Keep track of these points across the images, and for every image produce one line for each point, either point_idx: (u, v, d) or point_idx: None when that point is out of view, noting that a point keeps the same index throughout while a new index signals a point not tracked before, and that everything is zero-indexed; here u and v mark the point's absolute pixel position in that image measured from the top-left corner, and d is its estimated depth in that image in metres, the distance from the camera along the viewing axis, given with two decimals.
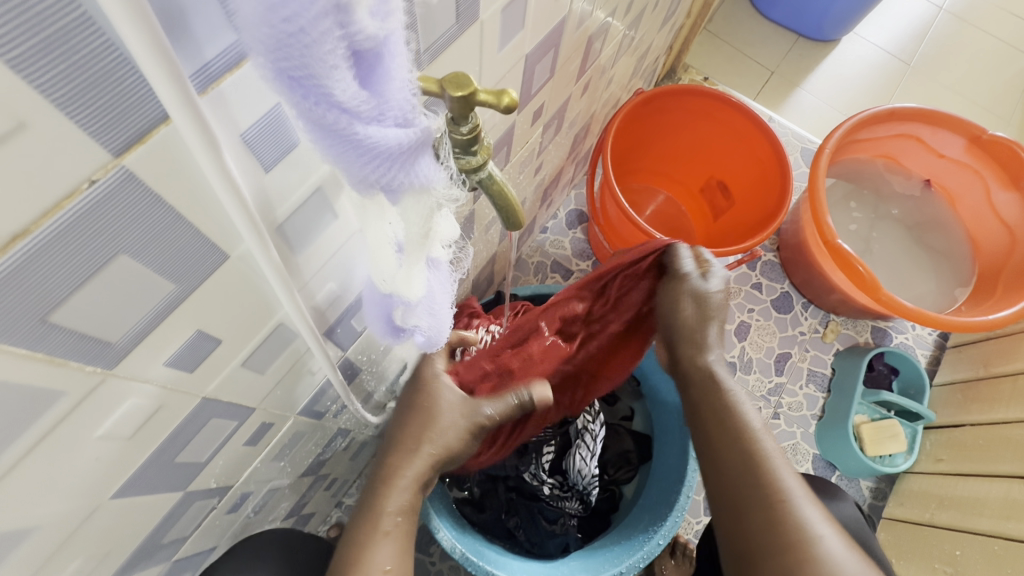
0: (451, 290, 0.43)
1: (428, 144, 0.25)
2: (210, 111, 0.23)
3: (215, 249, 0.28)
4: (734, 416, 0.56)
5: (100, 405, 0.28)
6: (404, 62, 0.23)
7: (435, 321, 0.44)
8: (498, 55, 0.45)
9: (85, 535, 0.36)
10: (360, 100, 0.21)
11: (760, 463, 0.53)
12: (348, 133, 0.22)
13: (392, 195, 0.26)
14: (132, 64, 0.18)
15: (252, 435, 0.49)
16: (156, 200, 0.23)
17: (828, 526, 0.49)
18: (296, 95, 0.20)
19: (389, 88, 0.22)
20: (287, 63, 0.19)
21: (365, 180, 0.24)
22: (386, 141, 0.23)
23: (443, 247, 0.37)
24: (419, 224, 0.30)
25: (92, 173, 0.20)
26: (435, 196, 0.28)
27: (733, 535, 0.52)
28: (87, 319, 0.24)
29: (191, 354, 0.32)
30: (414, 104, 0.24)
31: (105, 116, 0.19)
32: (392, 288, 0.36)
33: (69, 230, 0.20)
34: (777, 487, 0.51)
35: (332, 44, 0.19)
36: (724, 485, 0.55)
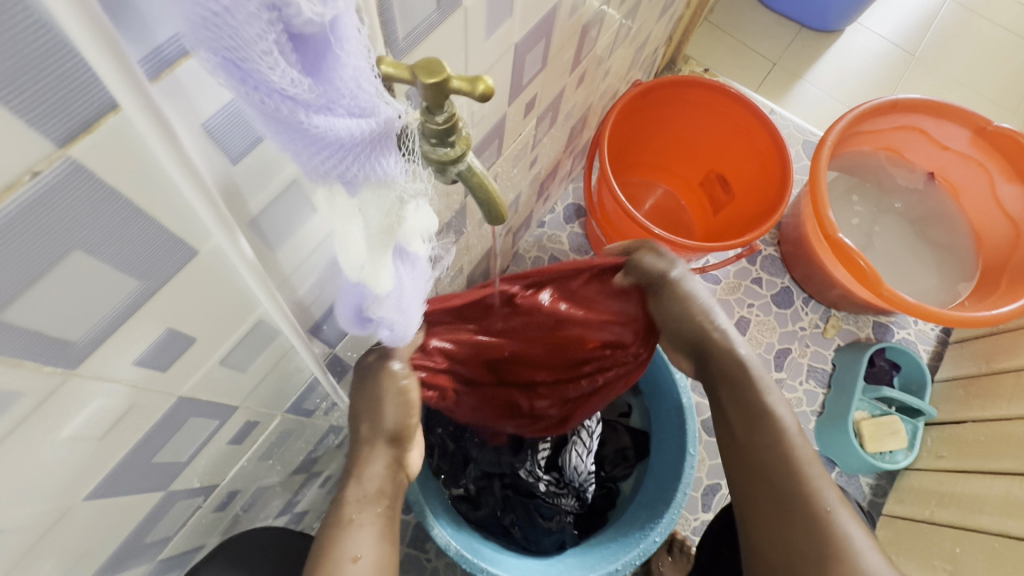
0: (423, 288, 0.42)
1: (384, 132, 0.26)
2: (165, 99, 0.21)
3: (182, 243, 0.27)
4: (774, 421, 0.60)
5: (65, 406, 0.27)
6: (352, 48, 0.23)
7: (406, 317, 0.43)
8: (485, 43, 0.44)
9: (58, 537, 0.35)
10: (305, 87, 0.21)
11: (802, 471, 0.57)
12: (294, 122, 0.22)
13: (349, 184, 0.27)
14: (72, 47, 0.17)
15: (236, 434, 0.48)
16: (110, 192, 0.22)
17: (859, 530, 0.56)
18: (237, 84, 0.20)
19: (336, 75, 0.23)
20: (224, 54, 0.19)
21: (316, 169, 0.25)
22: (335, 129, 0.23)
23: (420, 239, 0.37)
24: (380, 216, 0.30)
25: (35, 164, 0.19)
26: (397, 189, 0.29)
27: (773, 535, 0.58)
28: (41, 317, 0.23)
29: (162, 353, 0.31)
30: (364, 91, 0.24)
31: (45, 104, 0.18)
32: (371, 282, 0.35)
33: (13, 225, 0.19)
34: (820, 497, 0.56)
35: (267, 33, 0.19)
36: (763, 490, 0.59)
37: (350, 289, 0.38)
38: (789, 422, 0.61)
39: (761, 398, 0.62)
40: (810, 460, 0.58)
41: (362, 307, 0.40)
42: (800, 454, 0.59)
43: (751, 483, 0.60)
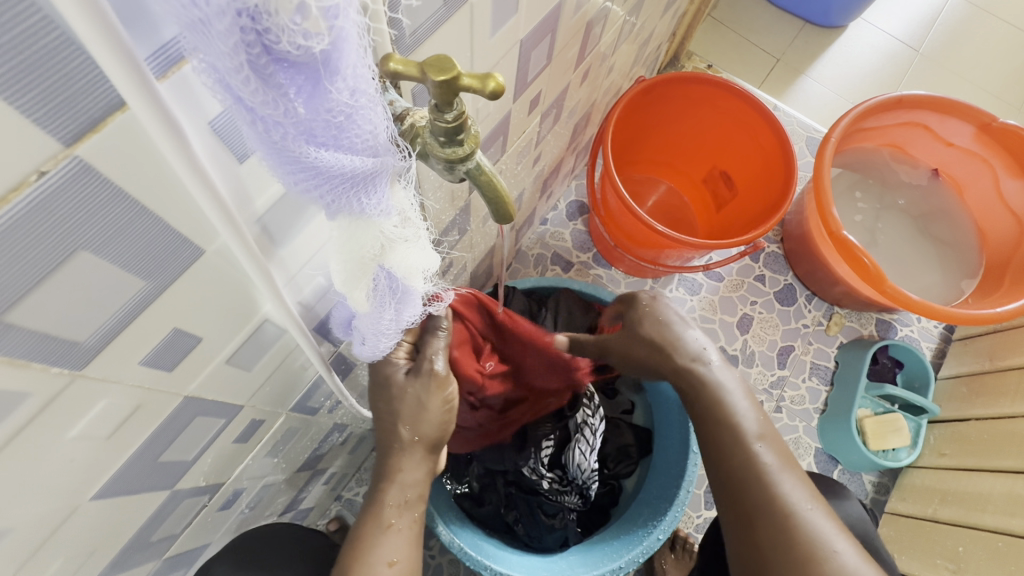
0: (405, 321, 0.42)
1: (367, 169, 0.26)
2: (173, 96, 0.21)
3: (188, 243, 0.27)
4: (734, 428, 0.59)
5: (72, 406, 0.27)
6: (347, 80, 0.22)
7: (380, 341, 0.43)
8: (489, 40, 0.43)
9: (65, 536, 0.35)
10: (284, 110, 0.21)
11: (766, 477, 0.56)
12: (272, 140, 0.22)
13: (330, 208, 0.28)
14: (78, 43, 0.17)
15: (242, 433, 0.48)
16: (117, 190, 0.22)
17: (840, 536, 0.52)
18: (219, 95, 0.20)
19: (324, 105, 0.22)
20: (203, 64, 0.19)
21: (293, 184, 0.25)
22: (313, 156, 0.24)
23: (417, 276, 0.36)
24: (355, 246, 0.31)
25: (42, 164, 0.19)
26: (378, 229, 0.30)
27: (749, 546, 0.56)
28: (47, 316, 0.23)
29: (169, 353, 0.31)
30: (350, 124, 0.24)
31: (54, 102, 0.18)
32: (349, 299, 0.35)
33: (21, 223, 0.19)
34: (783, 500, 0.54)
35: (240, 53, 0.19)
36: (732, 498, 0.58)
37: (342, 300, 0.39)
38: (752, 427, 0.59)
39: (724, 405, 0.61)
40: (774, 466, 0.57)
41: (349, 318, 0.41)
42: (763, 459, 0.57)
43: (724, 493, 0.59)
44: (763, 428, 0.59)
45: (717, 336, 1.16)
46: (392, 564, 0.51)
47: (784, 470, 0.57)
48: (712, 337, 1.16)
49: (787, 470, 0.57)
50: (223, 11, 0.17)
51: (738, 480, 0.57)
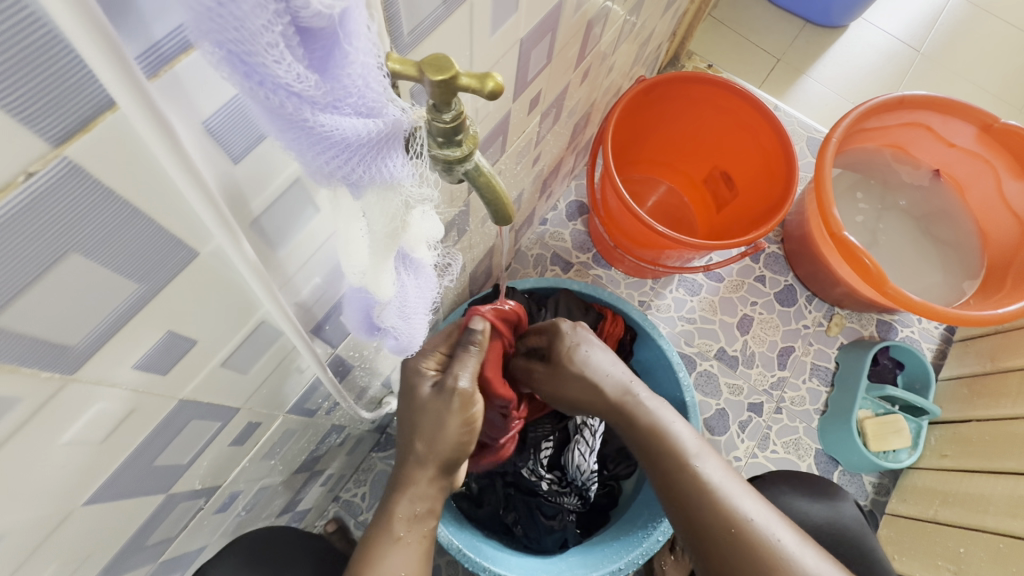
0: (429, 300, 0.42)
1: (392, 135, 0.25)
2: (165, 96, 0.21)
3: (182, 245, 0.26)
4: (673, 448, 0.58)
5: (64, 411, 0.27)
6: (363, 43, 0.22)
7: (411, 327, 0.43)
8: (489, 39, 0.43)
9: (59, 541, 0.34)
10: (310, 83, 0.21)
11: (715, 494, 0.55)
12: (299, 118, 0.22)
13: (354, 187, 0.27)
14: (66, 41, 0.17)
15: (238, 435, 0.47)
16: (109, 191, 0.21)
17: (782, 529, 0.53)
18: (241, 78, 0.19)
19: (344, 72, 0.22)
20: (226, 52, 0.18)
21: (318, 168, 0.25)
22: (340, 128, 0.23)
23: (425, 247, 0.36)
24: (384, 219, 0.30)
25: (29, 164, 0.18)
26: (402, 193, 0.28)
27: (713, 565, 0.54)
28: (37, 321, 0.22)
29: (163, 356, 0.31)
30: (371, 90, 0.23)
31: (41, 103, 0.17)
32: (373, 289, 0.35)
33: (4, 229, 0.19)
34: (733, 515, 0.53)
35: (274, 23, 0.18)
36: (685, 518, 0.56)
37: (355, 293, 0.39)
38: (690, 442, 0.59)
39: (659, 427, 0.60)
40: (719, 479, 0.56)
41: (366, 312, 0.41)
42: (706, 476, 0.56)
43: (675, 512, 0.57)
44: (701, 443, 0.59)
45: (717, 337, 1.15)
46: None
47: (729, 483, 0.56)
48: (713, 338, 1.15)
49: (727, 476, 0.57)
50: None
51: (686, 498, 0.56)
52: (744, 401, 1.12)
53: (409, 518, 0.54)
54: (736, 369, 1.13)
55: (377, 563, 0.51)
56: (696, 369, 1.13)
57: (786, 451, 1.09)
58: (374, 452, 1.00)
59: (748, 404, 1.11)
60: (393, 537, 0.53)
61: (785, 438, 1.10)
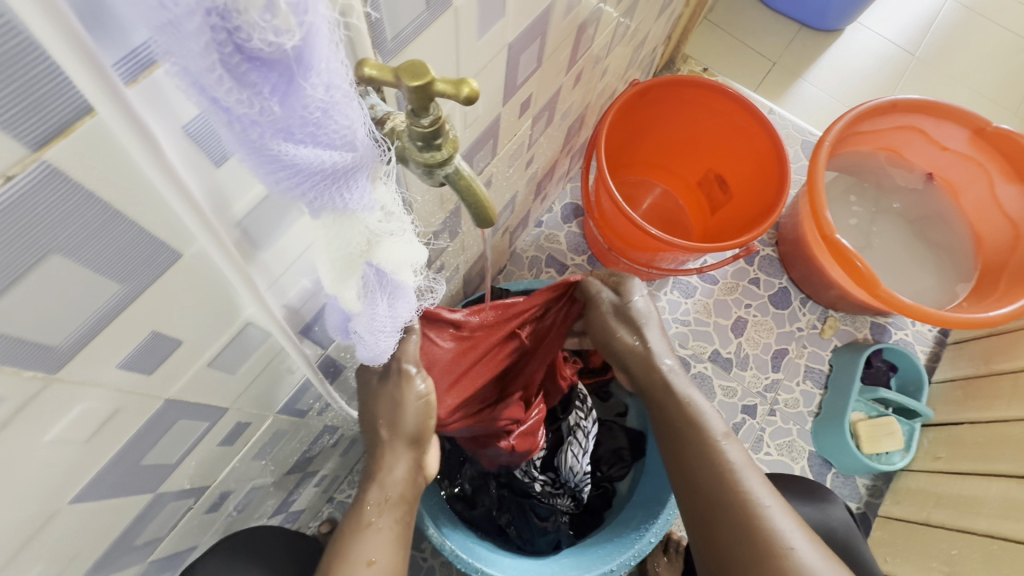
0: (402, 321, 0.41)
1: (349, 162, 0.26)
2: (143, 101, 0.21)
3: (165, 247, 0.27)
4: (701, 427, 0.60)
5: (48, 410, 0.27)
6: (321, 76, 0.22)
7: (379, 344, 0.42)
8: (476, 43, 0.43)
9: (45, 539, 0.35)
10: (260, 109, 0.21)
11: (733, 476, 0.56)
12: (250, 139, 0.22)
13: (314, 205, 0.27)
14: (42, 49, 0.17)
15: (227, 435, 0.48)
16: (89, 194, 0.22)
17: (795, 530, 0.53)
18: (193, 95, 0.20)
19: (299, 103, 0.22)
20: (175, 68, 0.19)
21: (275, 184, 0.25)
22: (293, 152, 0.23)
23: (407, 271, 0.35)
24: (343, 243, 0.31)
25: (8, 168, 0.19)
26: (363, 224, 0.30)
27: (714, 539, 0.55)
28: (19, 320, 0.23)
29: (148, 356, 0.31)
30: (328, 121, 0.23)
31: (20, 106, 0.18)
32: (339, 297, 0.35)
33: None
34: (748, 498, 0.54)
35: (212, 52, 0.18)
36: (698, 494, 0.58)
37: (333, 300, 0.39)
38: (716, 427, 0.60)
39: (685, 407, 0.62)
40: (740, 463, 0.57)
41: (344, 318, 0.41)
42: (728, 459, 0.57)
43: (689, 486, 0.59)
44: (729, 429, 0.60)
45: (712, 339, 1.16)
46: (372, 564, 0.51)
47: (748, 469, 0.57)
48: (707, 340, 1.16)
49: (749, 466, 0.57)
50: (193, 12, 0.17)
51: (703, 475, 0.57)
52: (738, 403, 1.12)
53: (380, 504, 0.54)
54: (730, 371, 1.14)
55: (350, 553, 0.51)
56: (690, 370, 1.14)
57: (780, 453, 1.09)
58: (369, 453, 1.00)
59: (742, 406, 1.12)
60: (364, 524, 0.53)
61: (779, 440, 1.10)
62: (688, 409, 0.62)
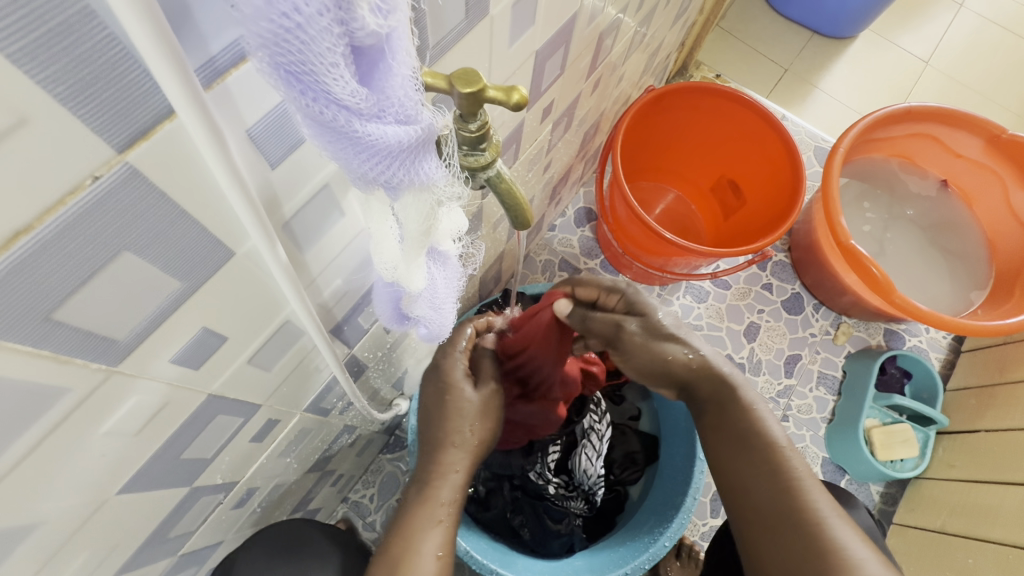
0: (457, 289, 0.43)
1: (428, 139, 0.26)
2: (215, 106, 0.22)
3: (221, 245, 0.28)
4: (761, 435, 0.58)
5: (106, 402, 0.28)
6: (406, 55, 0.23)
7: (441, 317, 0.43)
8: (507, 51, 0.44)
9: (92, 528, 0.36)
10: (362, 98, 0.22)
11: (795, 484, 0.54)
12: (350, 132, 0.23)
13: (392, 192, 0.27)
14: (135, 58, 0.18)
15: (258, 432, 0.49)
16: (162, 196, 0.23)
17: (863, 544, 0.51)
18: (295, 94, 0.21)
19: (388, 84, 0.23)
20: (287, 67, 0.19)
21: (363, 176, 0.25)
22: (384, 136, 0.24)
23: (452, 239, 0.37)
24: (419, 218, 0.30)
25: (96, 169, 0.20)
26: (436, 192, 0.29)
27: (775, 543, 0.53)
28: (90, 315, 0.24)
29: (198, 352, 0.32)
30: (413, 99, 0.24)
31: (108, 113, 0.19)
32: (406, 281, 0.36)
33: (60, 235, 0.20)
34: (811, 507, 0.53)
35: (332, 45, 0.19)
36: (754, 500, 0.56)
37: (386, 284, 0.39)
38: (780, 435, 0.58)
39: (746, 414, 0.60)
40: (803, 472, 0.55)
41: (398, 301, 0.41)
42: (789, 467, 0.56)
43: (745, 491, 0.57)
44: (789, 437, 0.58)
45: (724, 344, 1.16)
46: (439, 558, 0.51)
47: (811, 478, 0.55)
48: (720, 345, 1.16)
49: (813, 478, 0.55)
50: (322, 11, 0.18)
51: (759, 481, 0.56)
52: None
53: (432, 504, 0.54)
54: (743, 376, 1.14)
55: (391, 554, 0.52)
56: None
57: None
58: (383, 453, 1.01)
59: None
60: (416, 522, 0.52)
61: None
62: (747, 418, 0.59)
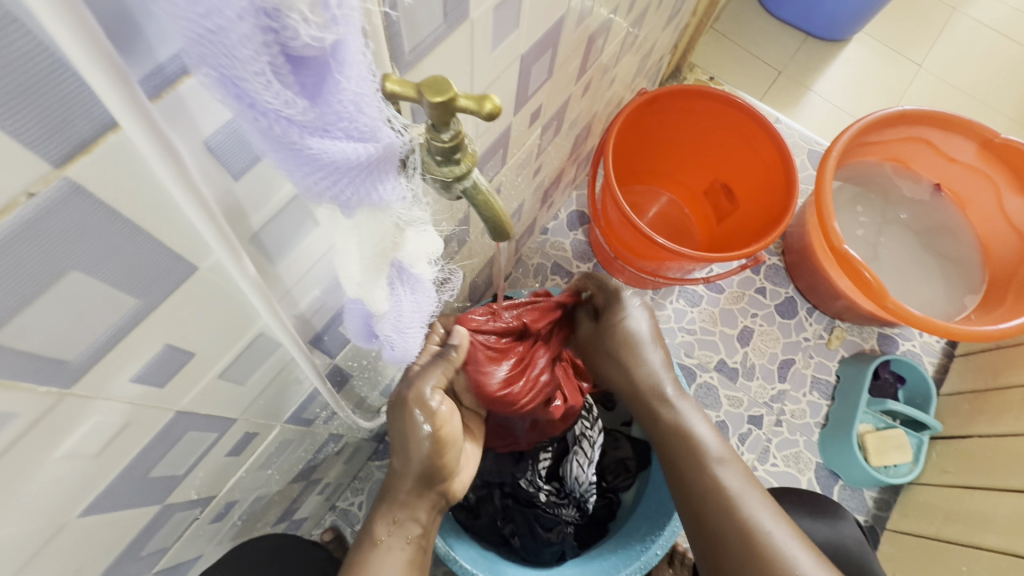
0: (426, 313, 0.41)
1: (381, 155, 0.25)
2: (165, 117, 0.21)
3: (181, 259, 0.26)
4: (699, 455, 0.67)
5: (60, 424, 0.27)
6: (355, 71, 0.22)
7: (406, 341, 0.42)
8: (490, 55, 0.43)
9: (52, 552, 0.35)
10: (300, 108, 0.21)
11: (732, 499, 0.63)
12: (289, 141, 0.22)
13: (345, 206, 0.27)
14: (68, 66, 0.17)
15: (235, 445, 0.47)
16: (109, 211, 0.21)
17: (794, 540, 0.60)
18: (231, 99, 0.20)
19: (335, 97, 0.22)
20: (217, 71, 0.18)
21: (308, 187, 0.25)
22: (330, 152, 0.23)
23: (425, 262, 0.36)
24: (375, 240, 0.30)
25: (30, 184, 0.18)
26: (394, 215, 0.29)
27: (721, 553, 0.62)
28: (35, 336, 0.22)
29: (162, 369, 0.31)
30: (363, 115, 0.23)
31: (42, 125, 0.18)
32: (367, 300, 0.35)
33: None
34: (751, 519, 0.61)
35: (261, 55, 0.18)
36: (702, 517, 0.64)
37: (355, 303, 0.39)
38: (715, 452, 0.67)
39: (685, 438, 0.68)
40: (739, 487, 0.64)
41: (367, 321, 0.41)
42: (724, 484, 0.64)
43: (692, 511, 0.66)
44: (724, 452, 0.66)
45: (717, 348, 1.15)
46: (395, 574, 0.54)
47: (745, 490, 0.63)
48: (713, 349, 1.15)
49: (746, 489, 0.64)
50: (242, 16, 0.17)
51: (700, 501, 0.65)
52: (743, 413, 1.11)
53: (389, 525, 0.57)
54: (736, 381, 1.13)
55: None
56: (696, 381, 1.13)
57: (785, 464, 1.09)
58: (372, 460, 1.00)
59: (748, 416, 1.11)
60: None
61: (785, 452, 1.09)
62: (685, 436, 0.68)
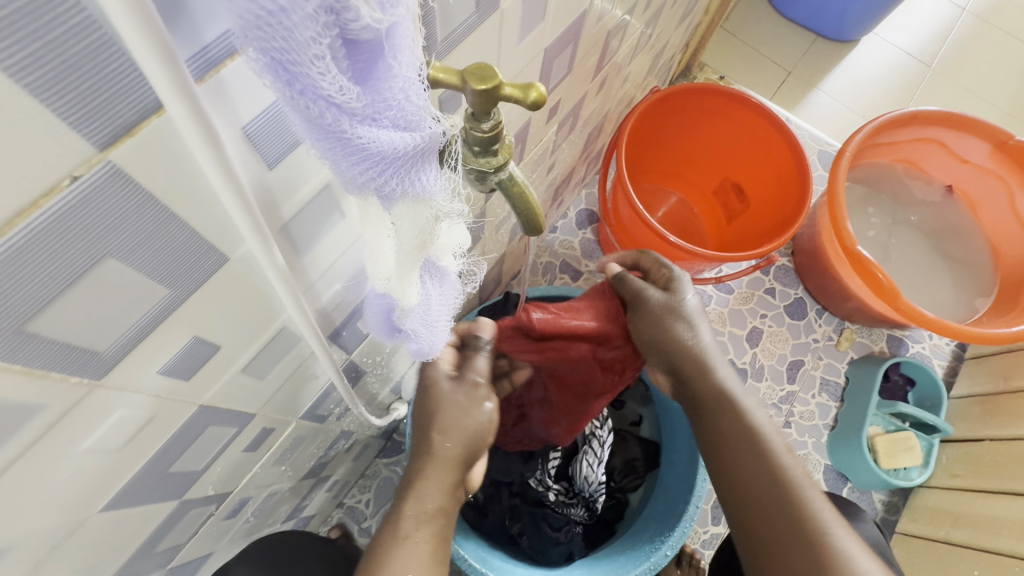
0: (452, 307, 0.41)
1: (426, 147, 0.25)
2: (208, 101, 0.20)
3: (213, 250, 0.26)
4: None
5: (89, 415, 0.26)
6: (407, 57, 0.21)
7: (432, 337, 0.42)
8: (516, 47, 0.43)
9: (72, 546, 0.34)
10: (353, 96, 0.20)
11: None
12: (337, 130, 0.21)
13: (385, 198, 0.26)
14: (118, 44, 0.16)
15: (252, 441, 0.47)
16: (148, 198, 0.21)
17: None
18: (282, 84, 0.19)
19: (385, 84, 0.21)
20: (274, 54, 0.18)
21: (349, 177, 0.24)
22: (377, 141, 0.22)
23: (451, 255, 0.36)
24: (413, 233, 0.29)
25: (74, 168, 0.18)
26: (434, 208, 0.28)
27: None
28: (68, 326, 0.22)
29: (189, 361, 0.30)
30: (411, 103, 0.23)
31: (91, 107, 0.17)
32: (398, 296, 0.34)
33: (34, 240, 0.18)
34: None
35: (322, 37, 0.18)
36: None
37: (379, 297, 0.38)
38: None
39: None
40: None
41: (389, 316, 0.40)
42: None
43: None
44: None
45: (727, 349, 1.15)
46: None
47: None
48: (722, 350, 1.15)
49: None
50: None
51: None
52: None
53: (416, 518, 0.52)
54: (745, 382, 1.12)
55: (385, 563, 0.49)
56: None
57: None
58: (380, 458, 0.99)
59: None
60: (405, 538, 0.51)
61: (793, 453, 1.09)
62: None
